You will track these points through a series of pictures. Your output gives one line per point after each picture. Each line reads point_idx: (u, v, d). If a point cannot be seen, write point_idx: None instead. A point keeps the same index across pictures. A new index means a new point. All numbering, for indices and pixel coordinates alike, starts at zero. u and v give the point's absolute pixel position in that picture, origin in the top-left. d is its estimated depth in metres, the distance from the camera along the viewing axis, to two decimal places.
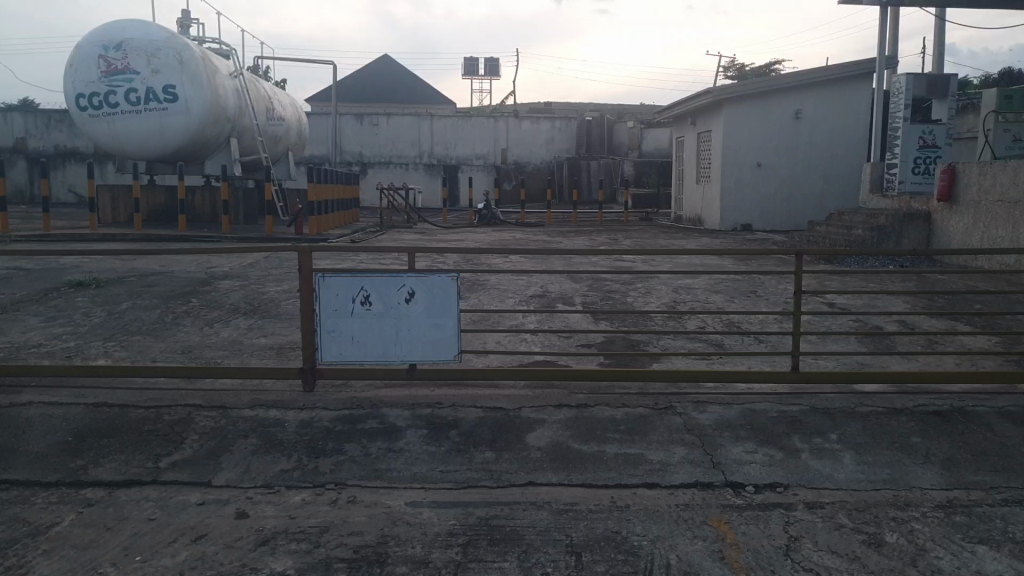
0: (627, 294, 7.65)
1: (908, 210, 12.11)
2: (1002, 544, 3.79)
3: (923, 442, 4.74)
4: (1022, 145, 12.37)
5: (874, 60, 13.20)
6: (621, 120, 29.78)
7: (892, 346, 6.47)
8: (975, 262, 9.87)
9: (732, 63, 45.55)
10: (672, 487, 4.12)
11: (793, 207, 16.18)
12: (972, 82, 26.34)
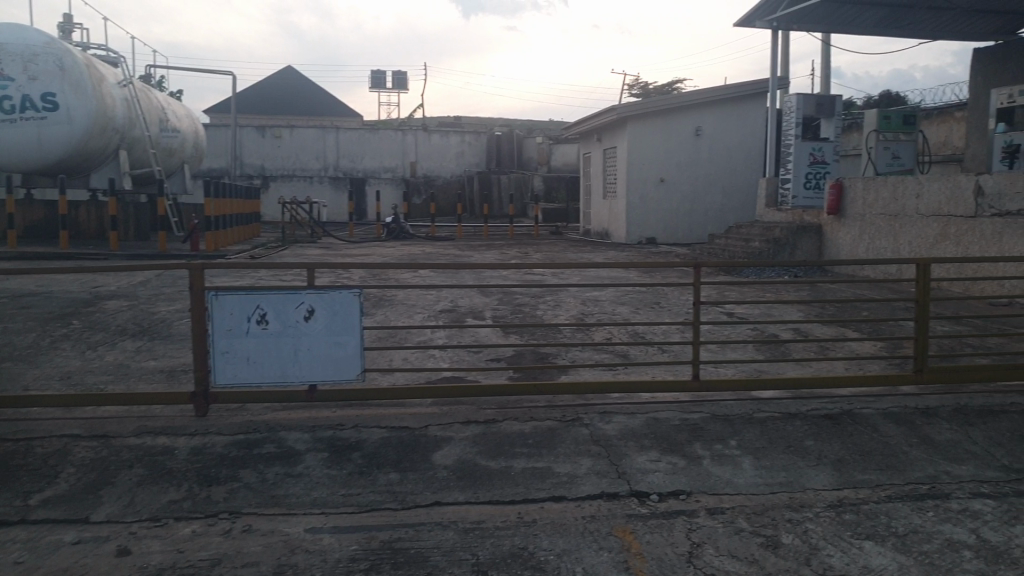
0: (536, 307, 7.70)
1: (801, 222, 12.69)
2: (886, 540, 4.04)
3: (816, 445, 4.94)
4: (899, 163, 13.21)
5: (768, 81, 13.86)
6: (529, 134, 30.10)
7: (787, 353, 6.75)
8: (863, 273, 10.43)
9: (637, 82, 46.94)
10: (579, 499, 4.14)
11: (695, 221, 16.72)
12: (859, 102, 27.92)
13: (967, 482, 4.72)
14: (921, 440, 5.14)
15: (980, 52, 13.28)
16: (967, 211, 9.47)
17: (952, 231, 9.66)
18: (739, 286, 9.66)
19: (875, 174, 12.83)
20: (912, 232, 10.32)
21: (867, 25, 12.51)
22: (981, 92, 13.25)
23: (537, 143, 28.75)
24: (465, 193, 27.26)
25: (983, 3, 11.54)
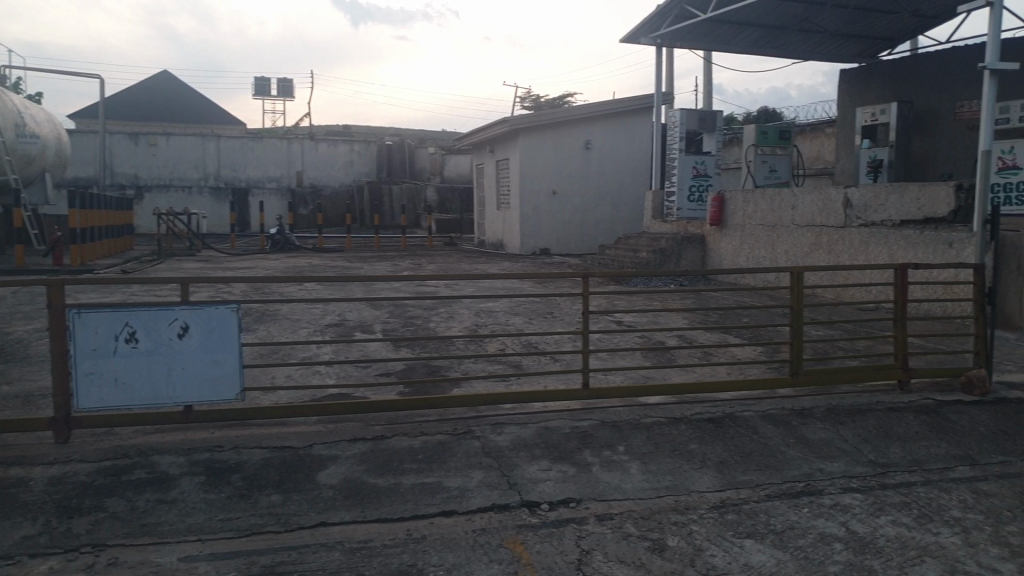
0: (429, 319, 7.64)
1: (686, 233, 13.17)
2: (765, 537, 4.22)
3: (700, 448, 5.11)
4: (776, 176, 13.91)
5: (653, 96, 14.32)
6: (421, 145, 29.90)
7: (673, 360, 6.97)
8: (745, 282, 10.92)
9: (527, 93, 47.71)
10: (468, 513, 4.10)
11: (586, 231, 17.09)
12: (735, 118, 29.36)
13: (839, 478, 4.99)
14: (797, 439, 5.39)
15: (846, 73, 14.22)
16: (836, 221, 10.07)
17: (824, 240, 10.24)
18: (628, 295, 9.91)
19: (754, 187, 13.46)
20: (788, 242, 10.89)
21: (743, 46, 13.15)
22: (848, 110, 14.18)
23: (430, 154, 28.57)
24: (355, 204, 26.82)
25: (847, 27, 12.36)
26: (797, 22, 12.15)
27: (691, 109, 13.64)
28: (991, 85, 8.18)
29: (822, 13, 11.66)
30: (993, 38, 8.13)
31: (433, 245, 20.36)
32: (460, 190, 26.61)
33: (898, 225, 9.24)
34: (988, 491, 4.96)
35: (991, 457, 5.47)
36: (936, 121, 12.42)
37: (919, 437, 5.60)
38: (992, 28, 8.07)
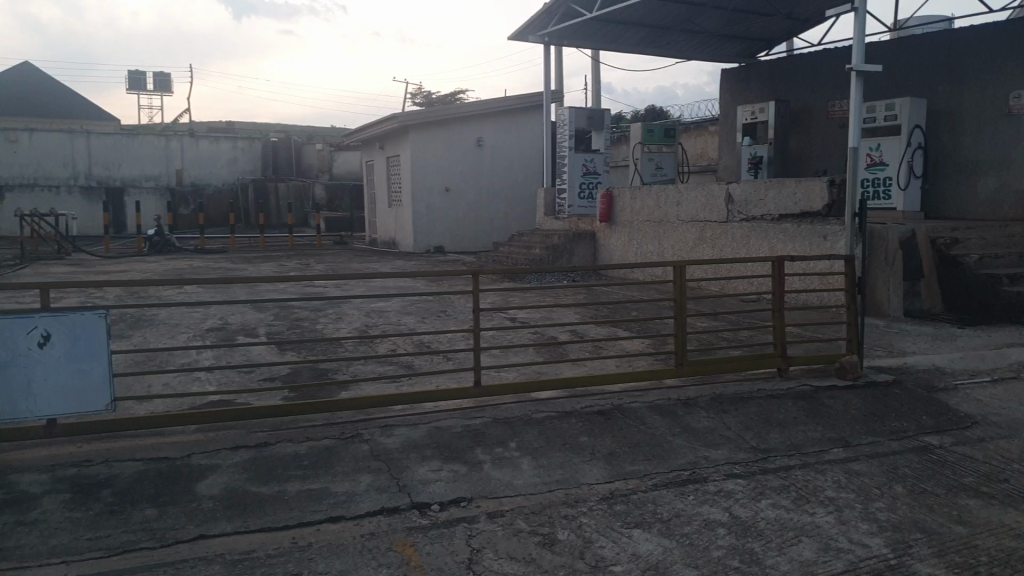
0: (317, 321, 7.47)
1: (578, 229, 13.44)
2: (652, 526, 4.34)
3: (590, 441, 5.21)
4: (662, 174, 14.39)
5: (543, 94, 14.50)
6: (310, 141, 29.22)
7: (565, 354, 7.09)
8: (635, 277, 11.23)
9: (417, 90, 47.46)
10: (357, 517, 4.03)
11: (481, 229, 17.16)
12: (621, 117, 30.24)
13: (722, 464, 5.20)
14: (683, 429, 5.58)
15: (728, 73, 14.82)
16: (719, 216, 10.49)
17: (708, 235, 10.65)
18: (520, 293, 10.01)
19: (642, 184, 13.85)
20: (674, 237, 11.27)
21: (630, 46, 13.48)
22: (730, 109, 14.79)
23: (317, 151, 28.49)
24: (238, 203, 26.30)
25: (726, 29, 12.88)
26: (679, 23, 12.57)
27: (581, 108, 13.89)
28: (857, 86, 8.69)
29: (702, 14, 12.10)
30: (857, 42, 8.64)
31: (323, 244, 19.91)
32: (351, 187, 26.27)
33: (776, 219, 9.70)
34: (859, 471, 5.28)
35: (862, 438, 5.83)
36: (810, 120, 13.12)
37: (797, 422, 5.90)
38: (856, 33, 8.59)
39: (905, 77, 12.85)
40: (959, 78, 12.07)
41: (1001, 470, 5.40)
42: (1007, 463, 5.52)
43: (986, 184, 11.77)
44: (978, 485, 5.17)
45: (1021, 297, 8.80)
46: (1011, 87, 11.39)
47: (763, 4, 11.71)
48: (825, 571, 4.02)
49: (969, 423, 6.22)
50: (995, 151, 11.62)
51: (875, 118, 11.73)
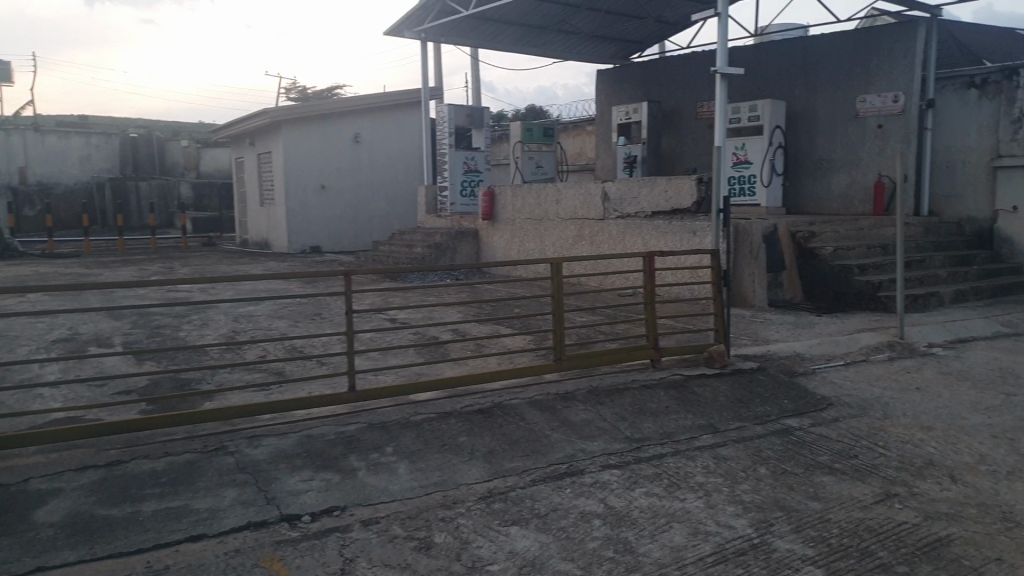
0: (180, 328, 7.09)
1: (459, 227, 13.41)
2: (530, 522, 4.35)
3: (468, 441, 5.16)
4: (543, 172, 14.59)
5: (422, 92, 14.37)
6: (174, 138, 27.79)
7: (446, 354, 7.04)
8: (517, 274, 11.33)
9: (290, 85, 46.07)
10: (220, 535, 3.82)
11: (359, 228, 16.88)
12: (501, 115, 30.50)
13: (598, 456, 5.28)
14: (560, 423, 5.63)
15: (603, 73, 15.16)
16: (597, 214, 10.68)
17: (587, 232, 10.82)
18: (397, 294, 9.87)
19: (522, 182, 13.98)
20: (555, 234, 11.41)
21: (508, 46, 13.52)
22: (606, 108, 15.14)
23: (182, 147, 27.24)
24: (92, 202, 24.06)
25: (601, 30, 13.16)
26: (556, 23, 12.73)
27: (460, 105, 13.88)
28: (721, 87, 9.06)
29: (578, 15, 12.32)
30: (721, 46, 9.01)
31: (189, 246, 18.99)
32: (219, 186, 25.30)
33: (649, 216, 9.96)
34: (727, 455, 5.50)
35: (729, 423, 6.08)
36: (681, 119, 13.60)
37: (669, 411, 6.08)
38: (720, 37, 8.95)
39: (766, 81, 13.55)
40: (814, 82, 12.84)
41: (853, 447, 5.77)
42: (858, 440, 5.90)
43: (838, 182, 12.57)
44: (834, 463, 5.49)
45: (870, 286, 9.44)
46: (859, 91, 12.22)
47: (635, 6, 12.05)
48: (695, 555, 4.15)
49: (826, 404, 6.60)
50: (846, 151, 12.42)
51: (740, 118, 12.30)
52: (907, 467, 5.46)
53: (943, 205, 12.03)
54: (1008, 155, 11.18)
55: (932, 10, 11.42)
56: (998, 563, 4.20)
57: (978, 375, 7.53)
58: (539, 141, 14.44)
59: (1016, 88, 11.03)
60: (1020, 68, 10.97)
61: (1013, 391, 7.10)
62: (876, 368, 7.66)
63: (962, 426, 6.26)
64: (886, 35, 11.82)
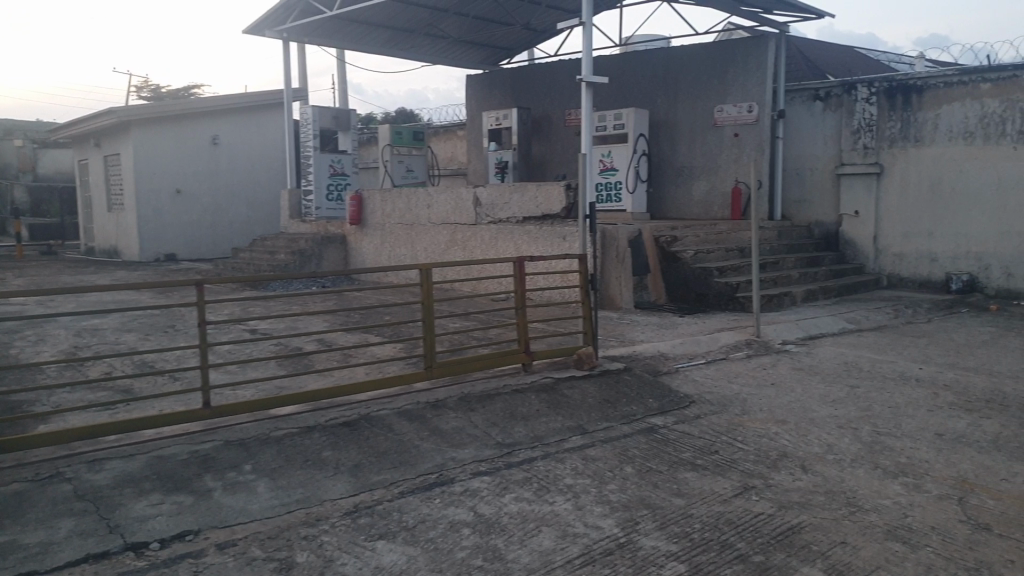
0: (11, 345, 6.51)
1: (326, 233, 13.10)
2: (397, 535, 4.25)
3: (333, 455, 5.00)
4: (414, 176, 14.46)
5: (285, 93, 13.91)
6: (6, 137, 25.57)
7: (311, 365, 6.81)
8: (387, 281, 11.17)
9: (142, 83, 43.49)
10: (54, 571, 3.51)
11: (218, 235, 16.17)
12: (368, 118, 30.05)
13: (468, 464, 5.24)
14: (430, 432, 5.55)
15: (472, 78, 15.20)
16: (468, 219, 10.69)
17: (458, 237, 10.82)
18: (259, 303, 9.51)
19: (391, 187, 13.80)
20: (426, 240, 11.33)
21: (378, 48, 13.27)
22: (477, 114, 15.19)
23: (16, 147, 25.11)
24: None
25: (469, 35, 13.20)
26: (423, 26, 12.64)
27: (325, 107, 13.56)
28: (586, 95, 9.27)
29: (445, 19, 12.31)
30: (585, 54, 9.22)
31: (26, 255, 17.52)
32: (60, 190, 23.51)
33: (520, 221, 10.06)
34: (595, 456, 5.60)
35: (598, 424, 6.20)
36: (549, 125, 13.85)
37: (539, 415, 6.13)
38: (584, 45, 9.16)
39: (630, 89, 14.00)
40: (674, 92, 13.40)
41: (714, 443, 6.02)
42: (719, 435, 6.17)
43: (699, 188, 13.17)
44: (695, 459, 5.70)
45: (728, 287, 9.93)
46: (716, 101, 12.87)
47: (502, 12, 12.19)
48: (564, 558, 4.19)
49: (688, 402, 6.87)
50: (705, 158, 13.04)
51: (606, 126, 12.67)
52: (763, 460, 5.76)
53: (794, 210, 12.86)
54: (849, 163, 12.09)
55: (780, 27, 12.24)
56: (843, 546, 4.48)
57: (826, 369, 8.07)
58: (409, 144, 14.33)
59: (855, 101, 11.96)
60: (858, 83, 11.92)
61: (857, 383, 7.64)
62: (735, 365, 8.06)
63: (812, 418, 6.67)
64: (740, 49, 12.54)
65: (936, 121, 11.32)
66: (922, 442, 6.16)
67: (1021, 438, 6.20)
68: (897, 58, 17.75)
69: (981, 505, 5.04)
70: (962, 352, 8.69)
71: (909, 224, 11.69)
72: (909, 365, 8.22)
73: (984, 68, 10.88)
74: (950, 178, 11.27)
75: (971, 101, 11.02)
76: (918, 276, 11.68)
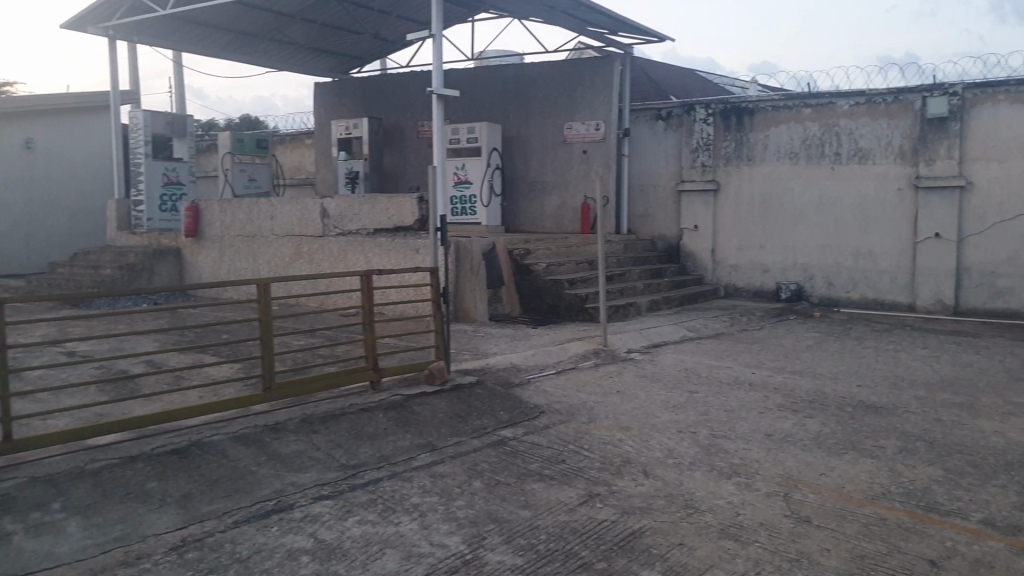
0: None
1: (159, 245, 12.37)
2: (229, 568, 4.01)
3: (159, 486, 4.66)
4: (255, 185, 13.94)
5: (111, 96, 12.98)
6: None
7: (138, 390, 6.35)
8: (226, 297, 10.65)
9: None
10: None
11: (33, 247, 14.97)
12: (211, 126, 28.72)
13: (310, 488, 5.04)
14: (269, 456, 5.30)
15: (321, 87, 14.82)
16: (314, 231, 10.38)
17: (304, 250, 10.48)
18: (78, 323, 8.86)
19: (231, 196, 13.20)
20: (269, 252, 10.92)
21: (214, 50, 12.71)
22: (325, 123, 14.81)
23: None
24: None
25: (316, 43, 12.89)
26: (267, 32, 12.21)
27: (158, 112, 12.78)
28: (437, 107, 9.24)
29: (290, 24, 11.95)
30: (435, 67, 9.20)
31: None
32: None
33: (370, 233, 9.88)
34: (442, 473, 5.54)
35: (447, 440, 6.14)
36: (401, 137, 13.75)
37: (386, 433, 6.00)
38: (434, 58, 9.14)
39: (481, 103, 14.12)
40: (525, 107, 13.65)
41: (561, 453, 6.12)
42: (566, 444, 6.29)
43: (550, 202, 13.49)
44: (542, 469, 5.77)
45: (578, 298, 10.20)
46: (566, 118, 13.25)
47: (350, 20, 11.99)
48: None
49: (537, 413, 6.96)
50: (556, 173, 13.38)
51: (459, 139, 12.71)
52: (607, 467, 5.92)
53: (639, 224, 13.42)
54: (689, 179, 12.78)
55: (624, 49, 12.82)
56: (681, 547, 4.67)
57: (667, 376, 8.45)
58: (251, 152, 13.78)
59: (694, 121, 12.64)
60: (696, 104, 12.60)
61: (696, 388, 8.05)
62: (583, 374, 8.27)
63: (654, 424, 6.94)
64: (588, 68, 12.98)
65: (765, 142, 12.19)
66: (753, 443, 6.56)
67: (839, 434, 6.74)
68: (731, 82, 19.03)
69: (804, 500, 5.42)
70: (789, 356, 9.36)
71: (743, 237, 12.50)
72: (742, 370, 8.76)
73: (805, 94, 11.82)
74: (779, 195, 12.16)
75: (796, 123, 11.95)
76: (751, 286, 12.50)
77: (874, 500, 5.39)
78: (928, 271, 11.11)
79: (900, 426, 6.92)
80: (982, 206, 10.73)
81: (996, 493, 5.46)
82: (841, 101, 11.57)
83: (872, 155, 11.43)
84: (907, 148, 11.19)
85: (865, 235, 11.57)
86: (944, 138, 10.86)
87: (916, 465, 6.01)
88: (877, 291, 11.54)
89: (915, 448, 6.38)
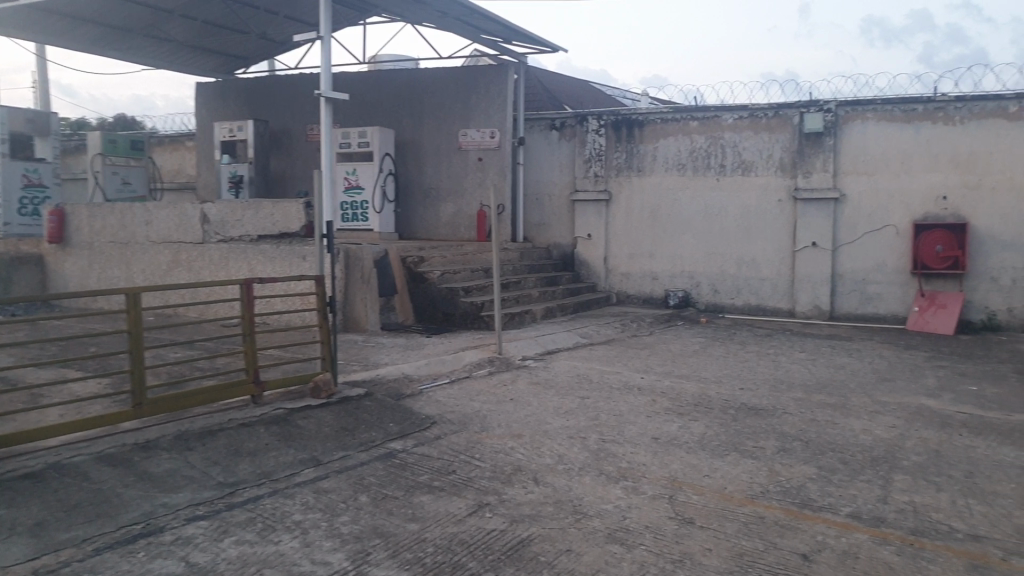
0: None
1: (20, 252, 11.56)
2: None
3: (10, 514, 4.33)
4: (129, 189, 13.28)
5: None
6: None
7: None
8: (95, 307, 10.06)
9: None
10: None
11: None
12: (85, 125, 27.06)
13: (182, 509, 4.80)
14: (137, 477, 5.02)
15: (203, 86, 14.25)
16: (194, 237, 9.95)
17: (182, 258, 10.03)
18: None
19: (102, 200, 12.51)
20: (144, 260, 10.39)
21: (83, 45, 12.00)
22: (206, 124, 14.26)
23: None
24: None
25: (197, 41, 12.38)
26: (143, 27, 11.62)
27: (18, 109, 11.96)
28: (325, 111, 9.04)
29: (168, 20, 11.42)
30: (323, 69, 9.00)
31: None
32: None
33: (254, 240, 9.56)
34: (327, 488, 5.39)
35: (333, 453, 5.99)
36: (289, 140, 13.40)
37: (268, 449, 5.80)
38: (322, 60, 8.94)
39: (373, 107, 13.93)
40: (419, 113, 13.56)
41: (451, 463, 6.07)
42: (457, 455, 6.24)
43: (445, 209, 13.45)
44: (432, 481, 5.70)
45: (473, 306, 10.19)
46: (460, 125, 13.26)
47: (233, 19, 11.57)
48: None
49: (428, 423, 6.88)
50: (450, 180, 13.36)
51: (350, 143, 12.47)
52: (498, 476, 5.91)
53: (535, 232, 13.57)
54: (582, 189, 13.03)
55: (519, 58, 12.93)
56: (568, 553, 4.71)
57: (559, 382, 8.55)
58: (124, 155, 13.12)
59: (586, 131, 12.90)
60: (588, 115, 12.86)
61: (587, 394, 8.18)
62: (476, 383, 8.26)
63: (545, 431, 7.00)
64: (483, 76, 13.03)
65: (654, 154, 12.57)
66: (641, 446, 6.72)
67: (721, 436, 7.00)
68: (622, 93, 19.56)
69: (688, 501, 5.59)
70: (676, 361, 9.67)
71: (635, 245, 12.84)
72: (632, 375, 8.98)
73: (691, 107, 12.26)
74: (667, 205, 12.58)
75: (683, 136, 12.38)
76: (642, 293, 12.85)
77: (755, 499, 5.62)
78: (805, 279, 11.74)
79: (778, 426, 7.25)
80: (854, 217, 11.44)
81: (862, 488, 5.80)
82: (726, 115, 12.07)
83: (754, 167, 11.98)
84: (786, 161, 11.79)
85: (748, 244, 12.11)
86: (820, 152, 11.50)
87: (792, 464, 6.31)
88: (760, 297, 12.10)
89: (791, 448, 6.71)
